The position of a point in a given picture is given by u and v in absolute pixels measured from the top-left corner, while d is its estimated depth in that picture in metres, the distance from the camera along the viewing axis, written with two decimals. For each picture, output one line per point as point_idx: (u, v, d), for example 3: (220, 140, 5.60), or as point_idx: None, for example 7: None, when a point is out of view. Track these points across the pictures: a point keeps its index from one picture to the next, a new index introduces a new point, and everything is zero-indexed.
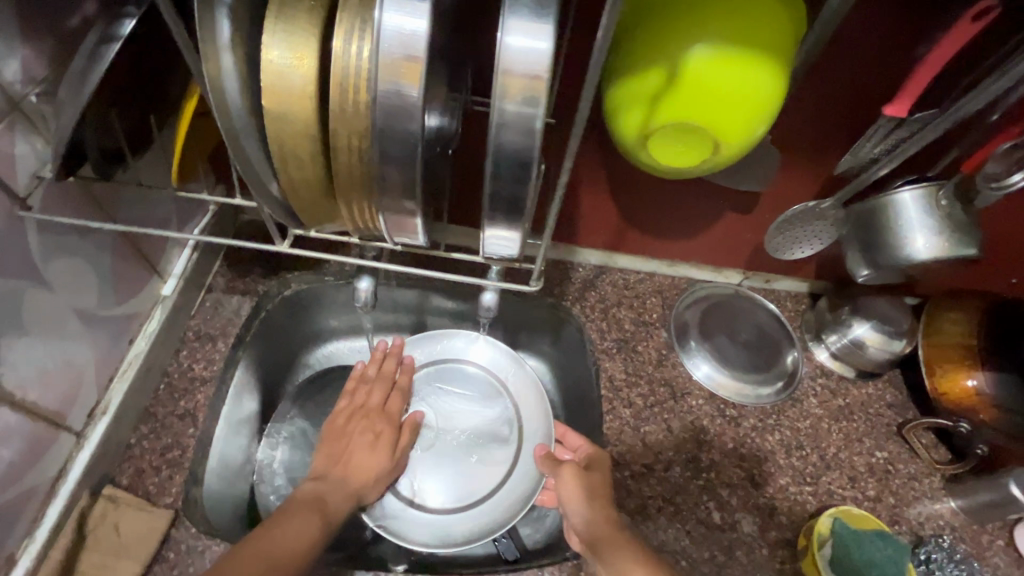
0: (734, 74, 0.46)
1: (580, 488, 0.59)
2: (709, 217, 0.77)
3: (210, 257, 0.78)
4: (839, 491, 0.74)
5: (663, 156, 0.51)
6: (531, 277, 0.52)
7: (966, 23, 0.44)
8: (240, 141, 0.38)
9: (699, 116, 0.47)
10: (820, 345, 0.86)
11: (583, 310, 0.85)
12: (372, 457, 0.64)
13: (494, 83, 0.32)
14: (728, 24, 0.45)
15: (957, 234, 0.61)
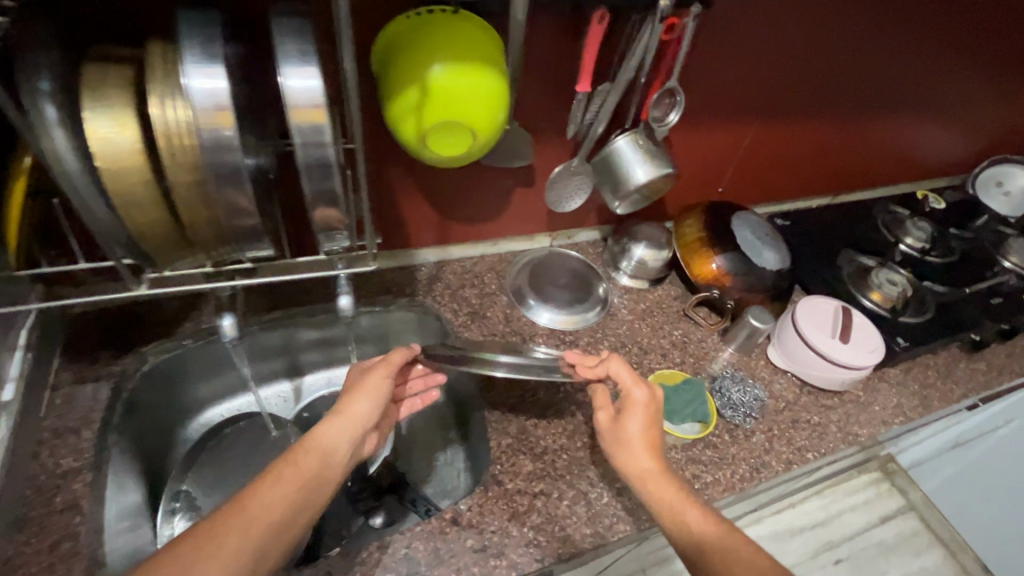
0: (469, 80, 0.64)
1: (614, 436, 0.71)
2: (505, 195, 0.98)
3: (46, 354, 0.77)
4: (657, 365, 0.99)
5: (441, 148, 0.69)
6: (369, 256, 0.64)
7: (596, 25, 0.69)
8: (86, 198, 0.45)
9: (454, 116, 0.66)
10: (620, 272, 1.12)
11: (433, 300, 1.02)
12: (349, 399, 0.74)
13: (224, 119, 0.43)
14: (454, 49, 0.64)
15: (657, 161, 0.90)
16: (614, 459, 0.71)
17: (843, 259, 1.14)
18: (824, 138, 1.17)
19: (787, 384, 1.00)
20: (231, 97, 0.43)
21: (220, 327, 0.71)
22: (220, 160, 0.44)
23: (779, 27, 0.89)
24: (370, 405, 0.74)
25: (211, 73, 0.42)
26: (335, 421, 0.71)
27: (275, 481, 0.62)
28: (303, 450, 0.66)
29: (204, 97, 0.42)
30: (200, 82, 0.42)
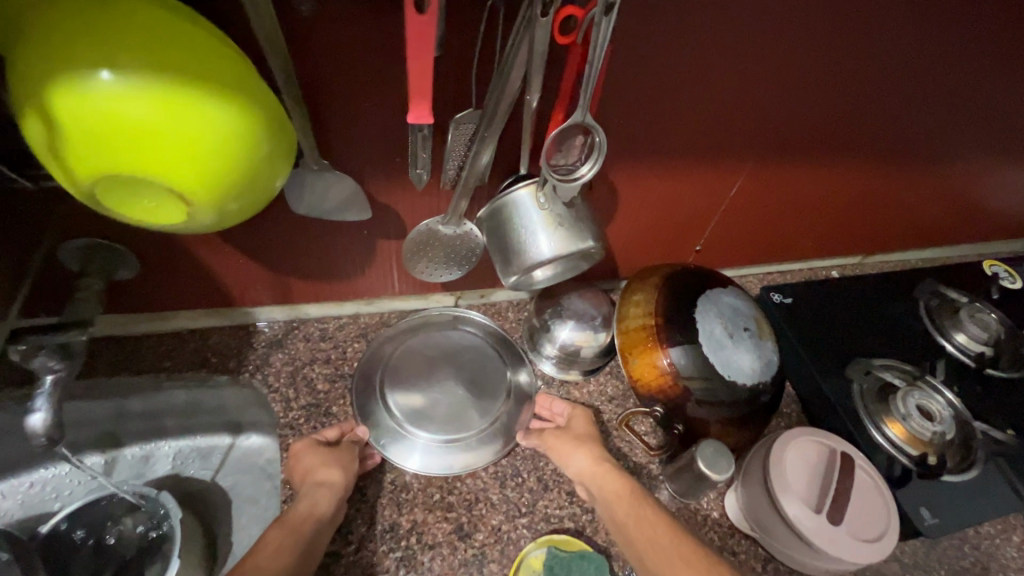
0: (143, 114, 0.36)
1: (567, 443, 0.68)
2: (363, 250, 0.69)
3: None
4: (555, 513, 0.69)
5: (132, 211, 0.41)
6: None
7: (413, 17, 0.39)
8: None
9: (126, 166, 0.38)
10: (540, 357, 0.81)
11: (265, 379, 0.75)
12: (319, 470, 0.62)
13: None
14: (118, 49, 0.35)
15: (568, 230, 0.59)
16: (567, 464, 0.67)
17: (854, 371, 0.80)
18: (852, 189, 0.83)
19: (741, 557, 0.70)
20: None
21: None
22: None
23: (783, 30, 0.55)
24: (344, 472, 0.63)
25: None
26: (315, 495, 0.59)
27: (275, 548, 0.52)
28: (287, 521, 0.56)
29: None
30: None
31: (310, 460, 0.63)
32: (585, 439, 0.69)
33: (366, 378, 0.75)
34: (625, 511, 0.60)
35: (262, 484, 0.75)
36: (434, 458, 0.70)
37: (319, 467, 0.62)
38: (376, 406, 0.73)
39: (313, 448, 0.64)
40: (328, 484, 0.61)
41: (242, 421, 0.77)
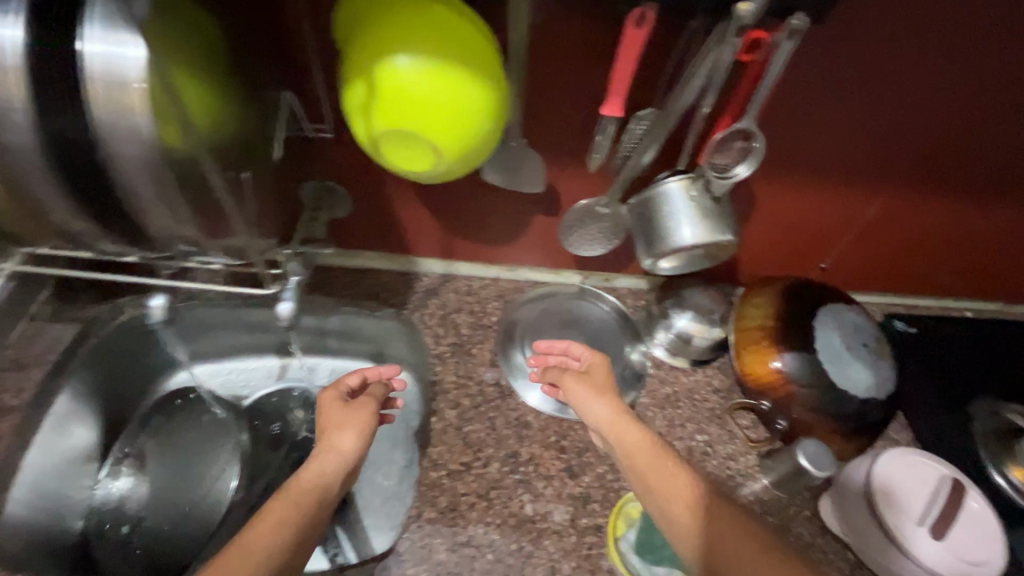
0: (433, 84, 0.50)
1: (585, 388, 0.71)
2: (521, 220, 0.81)
3: (32, 286, 0.79)
4: None
5: (397, 160, 0.55)
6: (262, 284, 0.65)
7: (632, 29, 0.49)
8: None
9: (408, 122, 0.51)
10: (654, 341, 0.89)
11: (423, 318, 0.89)
12: (332, 432, 0.68)
13: (82, 83, 0.41)
14: (421, 40, 0.49)
15: (712, 223, 0.67)
16: (586, 410, 0.69)
17: (979, 409, 0.80)
18: (984, 229, 0.82)
19: (831, 556, 0.73)
20: (125, 68, 0.41)
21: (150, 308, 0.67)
22: (108, 134, 0.42)
23: (950, 60, 0.60)
24: (357, 438, 0.68)
25: (112, 41, 0.40)
26: (324, 458, 0.65)
27: (275, 523, 0.56)
28: (294, 491, 0.60)
29: (101, 63, 0.40)
30: (96, 47, 0.40)
31: (333, 416, 0.70)
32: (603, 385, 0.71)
33: (507, 326, 0.89)
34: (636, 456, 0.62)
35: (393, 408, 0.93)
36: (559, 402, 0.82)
37: (336, 427, 0.69)
38: (511, 348, 0.86)
39: (337, 402, 0.71)
40: (336, 450, 0.67)
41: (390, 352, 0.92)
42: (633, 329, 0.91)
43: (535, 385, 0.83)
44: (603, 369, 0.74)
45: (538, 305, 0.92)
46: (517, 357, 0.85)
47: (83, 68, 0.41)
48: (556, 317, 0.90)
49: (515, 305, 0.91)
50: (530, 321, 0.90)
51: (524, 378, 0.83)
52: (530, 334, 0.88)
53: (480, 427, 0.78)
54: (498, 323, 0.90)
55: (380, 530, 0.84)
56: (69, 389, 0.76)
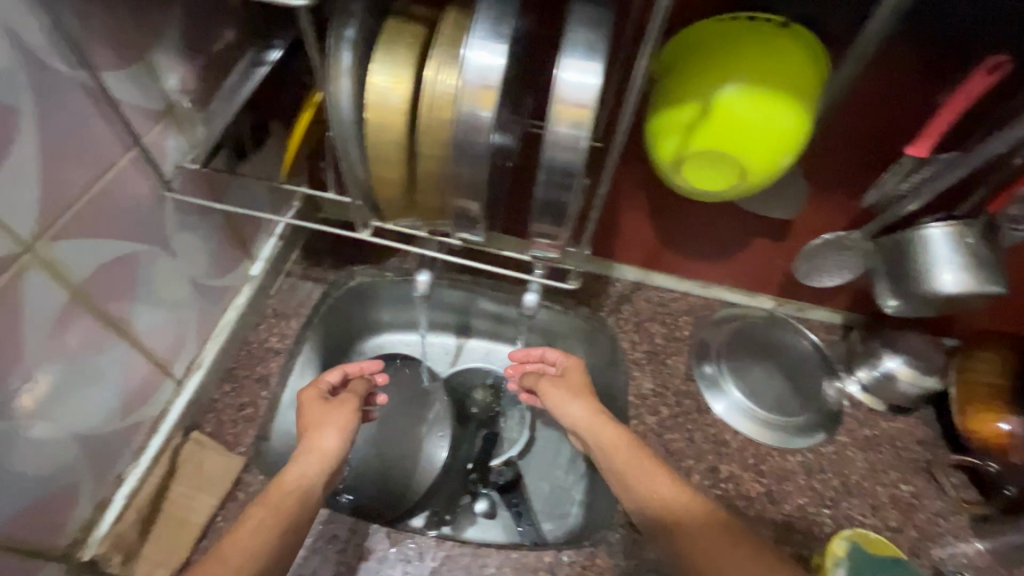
0: (760, 111, 0.52)
1: (565, 391, 0.72)
2: (742, 241, 0.82)
3: (290, 246, 0.89)
4: (859, 517, 0.75)
5: (695, 179, 0.58)
6: (569, 277, 0.64)
7: (981, 75, 0.49)
8: (345, 143, 0.47)
9: (727, 146, 0.54)
10: (850, 378, 0.87)
11: (617, 321, 0.92)
12: (316, 430, 0.64)
13: (549, 109, 0.39)
14: (758, 68, 0.51)
15: (981, 271, 0.64)
16: (563, 412, 0.71)
17: None
18: None
19: None
20: (598, 96, 0.39)
21: (415, 280, 0.75)
22: (559, 158, 0.41)
23: None
24: (340, 436, 0.64)
25: (589, 70, 0.38)
26: (308, 458, 0.61)
27: (255, 527, 0.54)
28: (272, 495, 0.57)
29: (574, 92, 0.38)
30: (574, 74, 0.38)
31: (315, 415, 0.66)
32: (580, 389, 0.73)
33: (703, 339, 0.90)
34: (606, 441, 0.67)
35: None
36: (753, 424, 0.82)
37: (318, 426, 0.65)
38: (708, 360, 0.88)
39: (319, 400, 0.67)
40: (320, 450, 0.62)
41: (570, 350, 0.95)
42: (830, 365, 0.88)
43: (729, 401, 0.84)
44: (578, 370, 0.76)
45: (735, 323, 0.92)
46: (712, 370, 0.87)
47: (554, 94, 0.38)
48: (754, 338, 0.90)
49: (712, 319, 0.92)
50: (726, 337, 0.90)
51: (719, 392, 0.85)
52: (726, 350, 0.89)
53: (681, 437, 0.80)
54: (693, 335, 0.91)
55: (550, 517, 0.86)
56: (310, 342, 0.82)
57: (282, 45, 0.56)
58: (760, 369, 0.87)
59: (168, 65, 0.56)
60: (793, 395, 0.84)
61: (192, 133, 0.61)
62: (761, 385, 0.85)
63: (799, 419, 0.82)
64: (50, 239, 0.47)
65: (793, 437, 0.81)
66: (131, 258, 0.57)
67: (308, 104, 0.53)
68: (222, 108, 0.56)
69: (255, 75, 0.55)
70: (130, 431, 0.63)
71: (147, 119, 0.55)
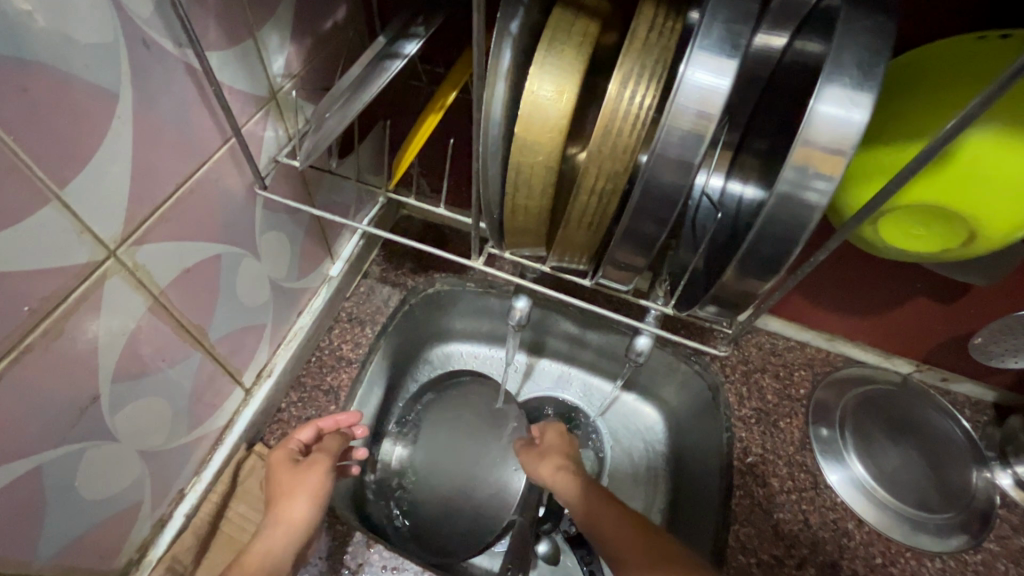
0: (1016, 162, 0.39)
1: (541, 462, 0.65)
2: (896, 298, 0.68)
3: (370, 244, 0.82)
4: None
5: (895, 235, 0.46)
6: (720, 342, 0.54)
7: None
8: (486, 163, 0.38)
9: (958, 204, 0.41)
10: (1004, 470, 0.73)
11: (723, 367, 0.80)
12: (284, 498, 0.52)
13: (789, 149, 0.30)
14: (1022, 106, 0.38)
15: None
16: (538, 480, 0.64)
17: None
18: None
19: None
20: (862, 136, 0.29)
21: (510, 305, 0.66)
22: (787, 211, 0.31)
23: None
24: (312, 505, 0.52)
25: (854, 102, 0.29)
26: (272, 533, 0.50)
27: None
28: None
29: (829, 129, 0.29)
30: (833, 107, 0.29)
31: (282, 480, 0.54)
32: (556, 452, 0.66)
33: (824, 398, 0.77)
34: (580, 509, 0.58)
35: (635, 445, 0.84)
36: (882, 514, 0.69)
37: (288, 495, 0.52)
38: (829, 426, 0.75)
39: (288, 463, 0.55)
40: (285, 523, 0.51)
41: (661, 393, 0.84)
42: (980, 452, 0.74)
43: (853, 480, 0.71)
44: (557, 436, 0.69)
45: (864, 382, 0.78)
46: (832, 438, 0.74)
47: (801, 131, 0.29)
48: (886, 404, 0.77)
49: (835, 374, 0.79)
50: (852, 399, 0.77)
51: (841, 467, 0.72)
52: (851, 415, 0.76)
53: (793, 518, 0.68)
54: (812, 392, 0.78)
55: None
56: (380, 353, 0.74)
57: (423, 35, 0.42)
58: (891, 445, 0.74)
59: (276, 46, 0.48)
60: (931, 481, 0.71)
61: (291, 123, 0.53)
62: (893, 464, 0.72)
63: (939, 512, 0.69)
64: (135, 242, 0.40)
65: (931, 533, 0.68)
66: (215, 260, 0.50)
67: (437, 108, 0.45)
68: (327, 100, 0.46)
69: (388, 71, 0.41)
70: (196, 444, 0.58)
71: (249, 106, 0.48)
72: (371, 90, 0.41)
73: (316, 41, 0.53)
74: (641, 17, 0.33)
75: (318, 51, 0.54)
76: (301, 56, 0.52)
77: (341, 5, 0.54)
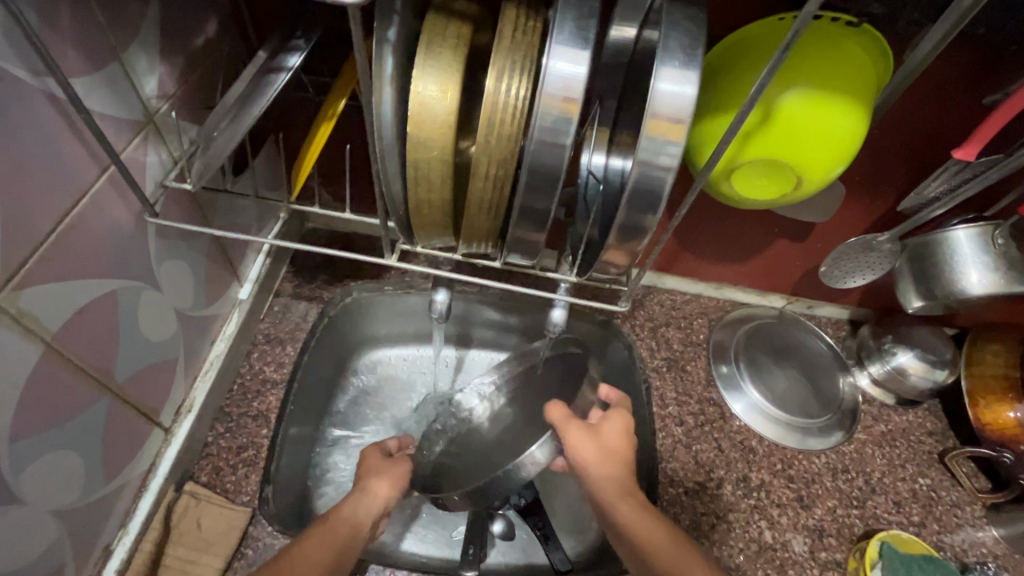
0: (821, 116, 0.48)
1: (591, 447, 0.56)
2: (761, 243, 0.80)
3: (278, 262, 0.80)
4: (885, 516, 0.75)
5: (744, 188, 0.55)
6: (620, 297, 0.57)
7: None
8: (385, 163, 0.40)
9: (785, 155, 0.50)
10: (862, 372, 0.88)
11: (634, 327, 0.88)
12: (370, 477, 0.58)
13: (642, 123, 0.36)
14: (818, 72, 0.48)
15: (1011, 272, 0.64)
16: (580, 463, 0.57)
17: None
18: None
19: None
20: (694, 107, 0.35)
21: (431, 299, 0.69)
22: (645, 176, 0.37)
23: None
24: (392, 488, 0.58)
25: (686, 78, 0.35)
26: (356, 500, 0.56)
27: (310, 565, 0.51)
28: (328, 526, 0.54)
29: (669, 103, 0.35)
30: (669, 84, 0.35)
31: (372, 465, 0.60)
32: (612, 455, 0.58)
33: (717, 338, 0.88)
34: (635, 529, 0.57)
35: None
36: (776, 427, 0.81)
37: (374, 474, 0.59)
38: (725, 360, 0.86)
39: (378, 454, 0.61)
40: (371, 494, 0.57)
41: None
42: (843, 361, 0.88)
43: (749, 403, 0.82)
44: (619, 426, 0.60)
45: (749, 319, 0.91)
46: (728, 371, 0.85)
47: (648, 107, 0.35)
48: (767, 335, 0.89)
49: (726, 316, 0.91)
50: (740, 335, 0.89)
51: (738, 394, 0.83)
52: (741, 349, 0.87)
53: (709, 445, 0.78)
54: (709, 335, 0.89)
55: (569, 533, 0.80)
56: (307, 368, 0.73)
57: (306, 47, 0.43)
58: (775, 368, 0.86)
59: (145, 68, 0.47)
60: (809, 392, 0.85)
61: (173, 145, 0.52)
62: (779, 385, 0.85)
63: (819, 415, 0.82)
64: (16, 286, 0.38)
65: (816, 434, 0.81)
66: (110, 297, 0.48)
67: (328, 116, 0.46)
68: (212, 117, 0.45)
69: (275, 84, 0.42)
70: (118, 492, 0.54)
71: (124, 131, 0.46)
72: (257, 101, 0.42)
73: (189, 59, 0.52)
74: (505, 18, 0.37)
75: (193, 71, 0.53)
76: (173, 76, 0.50)
77: (211, 22, 0.53)
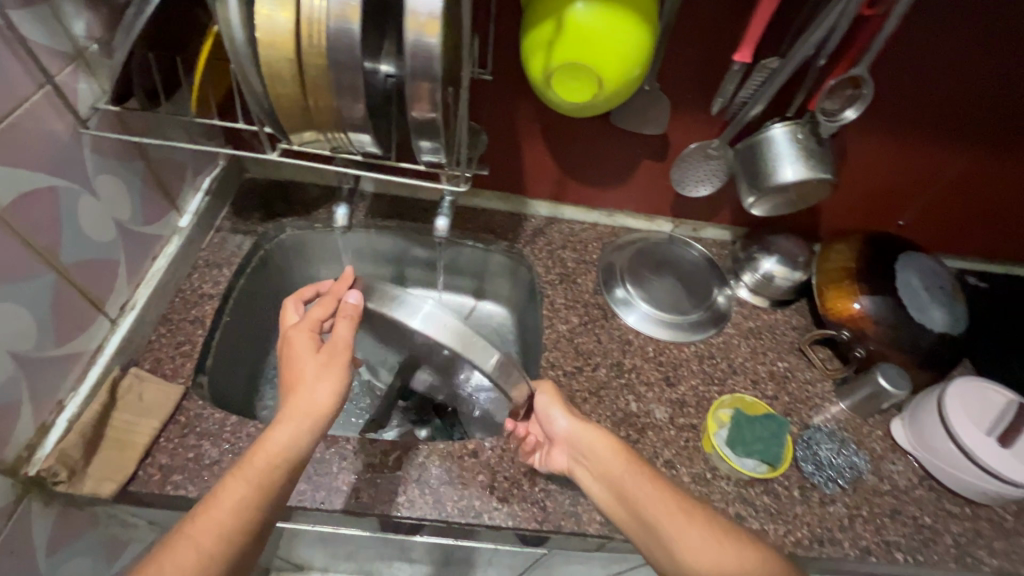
0: (604, 24, 0.61)
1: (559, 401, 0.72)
2: (631, 165, 0.93)
3: (218, 201, 0.94)
4: (741, 390, 0.87)
5: (561, 92, 0.66)
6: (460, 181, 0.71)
7: None
8: (241, 61, 0.54)
9: (581, 58, 0.62)
10: (740, 284, 0.99)
11: (533, 250, 0.99)
12: (314, 387, 0.58)
13: (405, 20, 0.49)
14: None
15: (814, 161, 0.76)
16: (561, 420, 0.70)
17: None
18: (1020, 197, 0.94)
19: (900, 468, 0.82)
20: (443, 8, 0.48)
21: (335, 215, 0.82)
22: (419, 61, 0.50)
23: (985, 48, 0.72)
24: (332, 393, 0.59)
25: None
26: (298, 420, 0.56)
27: (238, 500, 0.51)
28: (259, 455, 0.54)
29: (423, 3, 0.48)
30: None
31: (312, 367, 0.60)
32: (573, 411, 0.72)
33: (608, 258, 1.00)
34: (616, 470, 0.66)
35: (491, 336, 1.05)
36: (655, 325, 0.93)
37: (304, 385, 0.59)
38: (615, 277, 0.97)
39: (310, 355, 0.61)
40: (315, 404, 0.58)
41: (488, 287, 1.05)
42: (720, 273, 1.00)
43: (636, 309, 0.94)
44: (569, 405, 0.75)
45: (637, 241, 1.03)
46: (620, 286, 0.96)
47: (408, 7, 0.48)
48: (651, 254, 1.01)
49: (618, 241, 1.03)
50: (628, 255, 1.01)
51: (626, 303, 0.95)
52: (629, 267, 0.99)
53: (590, 339, 0.90)
54: (603, 256, 1.01)
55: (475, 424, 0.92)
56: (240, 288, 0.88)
57: None
58: (658, 281, 0.98)
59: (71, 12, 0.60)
60: (686, 297, 0.97)
61: (102, 78, 0.65)
62: (661, 294, 0.97)
63: (694, 313, 0.95)
64: None
65: (690, 329, 0.93)
66: (52, 191, 0.61)
67: None
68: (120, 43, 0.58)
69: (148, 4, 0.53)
70: (68, 359, 0.68)
71: (57, 59, 0.60)
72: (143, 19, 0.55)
73: None
74: None
75: None
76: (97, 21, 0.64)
77: None
